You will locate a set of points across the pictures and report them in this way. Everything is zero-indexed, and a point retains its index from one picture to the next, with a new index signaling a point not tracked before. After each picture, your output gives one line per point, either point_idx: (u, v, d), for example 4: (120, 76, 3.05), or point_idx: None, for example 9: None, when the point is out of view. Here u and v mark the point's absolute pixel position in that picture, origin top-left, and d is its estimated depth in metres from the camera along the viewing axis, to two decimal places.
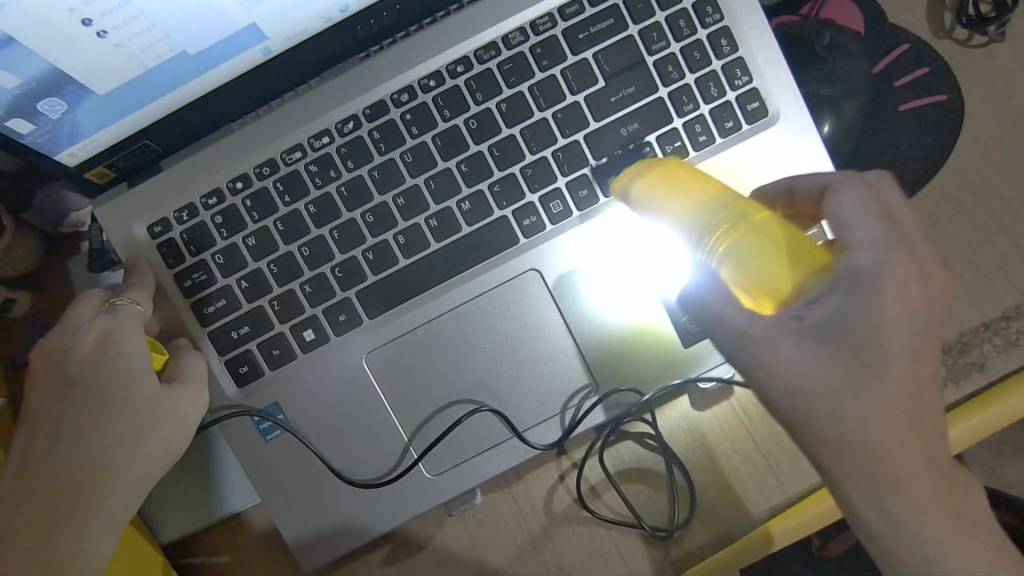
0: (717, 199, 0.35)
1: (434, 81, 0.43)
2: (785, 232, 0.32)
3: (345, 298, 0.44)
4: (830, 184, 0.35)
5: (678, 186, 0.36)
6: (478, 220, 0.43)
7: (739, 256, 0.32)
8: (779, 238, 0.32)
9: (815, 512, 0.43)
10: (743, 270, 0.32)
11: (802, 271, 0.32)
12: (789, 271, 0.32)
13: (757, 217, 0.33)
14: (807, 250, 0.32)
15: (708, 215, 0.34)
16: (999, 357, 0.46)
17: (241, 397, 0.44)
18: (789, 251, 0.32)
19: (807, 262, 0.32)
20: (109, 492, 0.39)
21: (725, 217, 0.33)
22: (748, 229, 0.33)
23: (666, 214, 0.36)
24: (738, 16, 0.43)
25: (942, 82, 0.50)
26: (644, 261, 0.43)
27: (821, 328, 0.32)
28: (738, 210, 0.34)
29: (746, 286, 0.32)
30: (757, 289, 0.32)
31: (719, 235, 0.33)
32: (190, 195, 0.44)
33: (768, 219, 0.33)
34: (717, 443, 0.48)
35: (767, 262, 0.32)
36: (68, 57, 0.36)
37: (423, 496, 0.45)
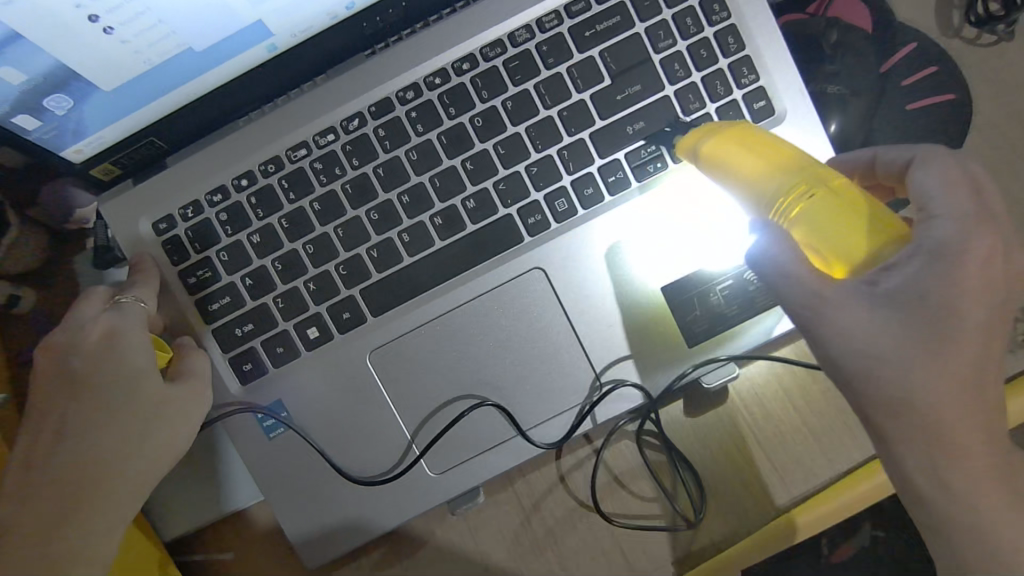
0: (793, 164, 0.34)
1: (439, 79, 0.43)
2: (864, 199, 0.31)
3: (350, 295, 0.44)
4: (916, 157, 0.35)
5: (754, 148, 0.36)
6: (483, 218, 0.43)
7: (812, 220, 0.32)
8: (858, 203, 0.31)
9: (827, 509, 0.44)
10: (815, 235, 0.32)
11: (878, 240, 0.31)
12: (868, 238, 0.31)
13: (835, 183, 0.32)
14: (890, 219, 0.31)
15: (781, 178, 0.34)
16: (1009, 358, 0.47)
17: (245, 394, 0.44)
18: (865, 218, 0.31)
19: (890, 230, 0.31)
20: (113, 489, 0.39)
21: (800, 180, 0.33)
22: (825, 194, 0.32)
23: (734, 178, 0.36)
24: (745, 14, 0.43)
25: (950, 81, 0.50)
26: (674, 243, 0.43)
27: (895, 296, 0.31)
28: (816, 175, 0.33)
29: (818, 250, 0.32)
30: (830, 254, 0.31)
31: (791, 200, 0.32)
32: (195, 192, 0.44)
33: (847, 186, 0.32)
34: (721, 441, 0.47)
35: (840, 228, 0.31)
36: (75, 53, 0.36)
37: (425, 495, 0.45)
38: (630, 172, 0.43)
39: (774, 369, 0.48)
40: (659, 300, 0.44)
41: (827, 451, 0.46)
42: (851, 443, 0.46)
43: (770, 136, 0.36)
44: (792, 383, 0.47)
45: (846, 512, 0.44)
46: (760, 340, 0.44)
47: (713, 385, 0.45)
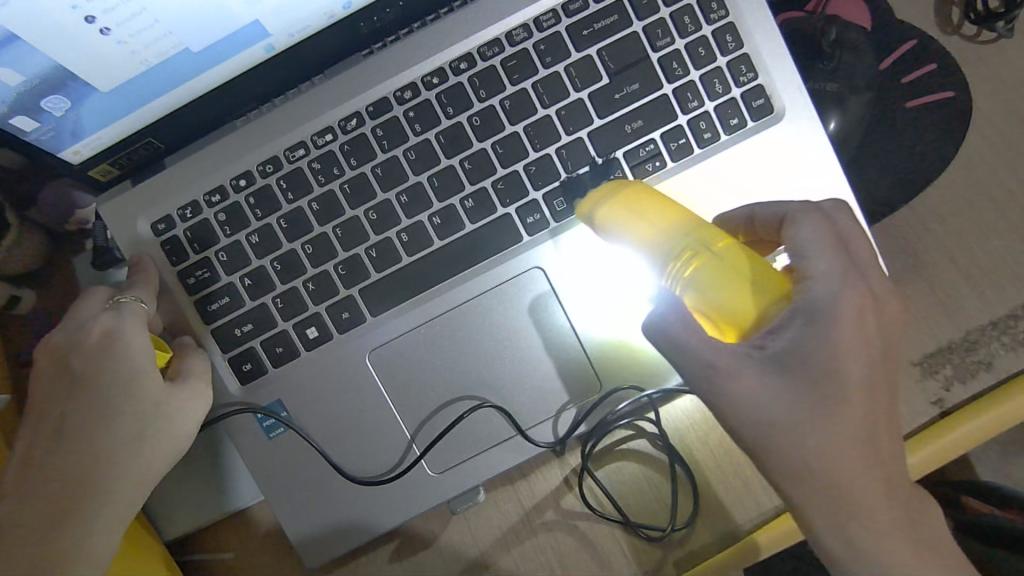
0: (680, 228, 0.35)
1: (437, 78, 0.43)
2: (749, 261, 0.33)
3: (348, 295, 0.44)
4: (789, 214, 0.36)
5: (648, 213, 0.36)
6: (481, 218, 0.43)
7: (700, 287, 0.33)
8: (741, 270, 0.33)
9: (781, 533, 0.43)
10: (706, 297, 0.33)
11: (762, 303, 0.33)
12: (751, 299, 0.33)
13: (718, 247, 0.34)
14: (773, 278, 0.33)
15: (670, 245, 0.35)
16: (1006, 356, 0.45)
17: (244, 394, 0.44)
18: (751, 280, 0.33)
19: (774, 290, 0.33)
20: (111, 490, 0.39)
21: (688, 248, 0.34)
22: (708, 262, 0.33)
23: (631, 236, 0.37)
24: (743, 12, 0.43)
25: (948, 78, 0.50)
26: (623, 276, 0.44)
27: (781, 357, 0.33)
28: (702, 239, 0.34)
29: (708, 311, 0.33)
30: (721, 318, 0.33)
31: (682, 263, 0.34)
32: (193, 193, 0.44)
33: (729, 249, 0.33)
34: (723, 442, 0.47)
35: (729, 290, 0.33)
36: (71, 55, 0.36)
37: (425, 494, 0.45)
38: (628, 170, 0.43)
39: None
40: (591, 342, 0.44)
41: None
42: None
43: (657, 194, 0.37)
44: None
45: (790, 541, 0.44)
46: None
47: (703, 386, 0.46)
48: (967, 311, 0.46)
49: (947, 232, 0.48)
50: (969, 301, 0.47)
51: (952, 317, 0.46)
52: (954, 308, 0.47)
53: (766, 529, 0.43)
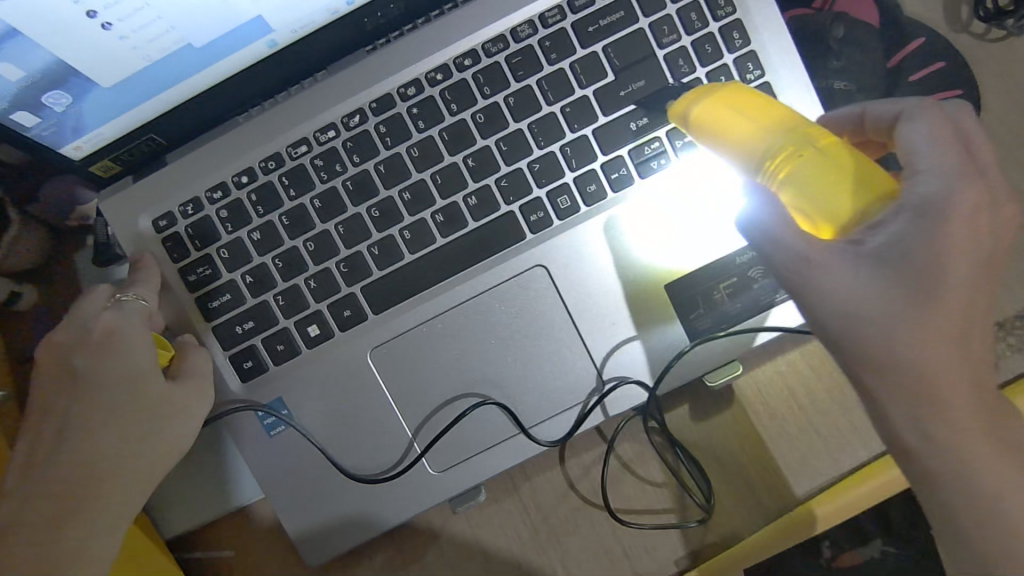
0: (784, 123, 0.33)
1: (441, 74, 0.43)
2: (854, 157, 0.31)
3: (350, 293, 0.43)
4: (903, 111, 0.34)
5: (748, 109, 0.35)
6: (484, 215, 0.43)
7: (799, 183, 0.31)
8: (847, 165, 0.31)
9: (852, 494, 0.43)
10: (805, 195, 0.31)
11: (871, 200, 0.31)
12: (855, 197, 0.31)
13: (826, 143, 0.32)
14: (882, 175, 0.31)
15: (769, 141, 0.33)
16: (1013, 358, 0.46)
17: (246, 392, 0.44)
18: (857, 176, 0.31)
19: (881, 187, 0.31)
20: (115, 489, 0.39)
21: (789, 142, 0.32)
22: (812, 155, 0.32)
23: (723, 142, 0.35)
24: (751, 8, 0.42)
25: (959, 75, 0.49)
26: (645, 254, 0.43)
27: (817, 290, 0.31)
28: (805, 135, 0.32)
29: (807, 211, 0.32)
30: (820, 216, 0.31)
31: (778, 164, 0.32)
32: (195, 189, 0.44)
33: (836, 145, 0.31)
34: (727, 441, 0.47)
35: (829, 188, 0.31)
36: (72, 50, 0.35)
37: (427, 494, 0.45)
38: (632, 169, 0.42)
39: (778, 368, 0.47)
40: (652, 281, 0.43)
41: (833, 450, 0.46)
42: (857, 443, 0.46)
43: (756, 95, 0.36)
44: (797, 384, 0.47)
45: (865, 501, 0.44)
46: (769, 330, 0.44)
47: (716, 384, 0.45)
48: None
49: None
50: None
51: None
52: None
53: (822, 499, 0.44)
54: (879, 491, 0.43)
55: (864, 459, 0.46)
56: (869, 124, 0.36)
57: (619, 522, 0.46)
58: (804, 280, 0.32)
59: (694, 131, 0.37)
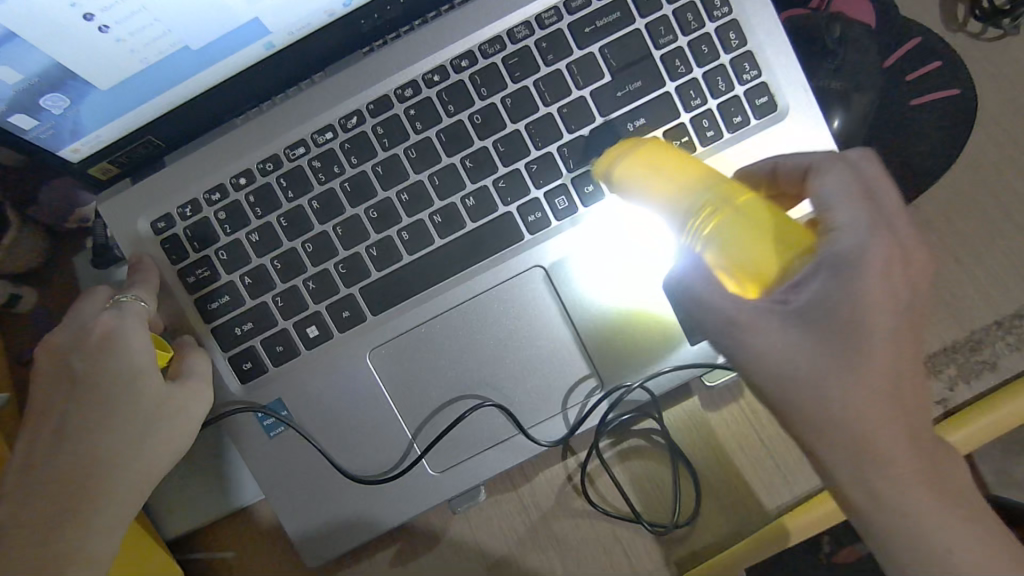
0: (702, 182, 0.34)
1: (438, 76, 0.43)
2: (772, 214, 0.31)
3: (349, 294, 0.43)
4: (814, 164, 0.34)
5: (667, 169, 0.35)
6: (482, 216, 0.43)
7: (721, 241, 0.31)
8: (765, 222, 0.31)
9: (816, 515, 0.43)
10: (727, 251, 0.31)
11: (788, 257, 0.31)
12: (773, 254, 0.31)
13: (742, 200, 0.32)
14: (798, 232, 0.31)
15: (690, 200, 0.33)
16: (1012, 356, 0.45)
17: (245, 393, 0.44)
18: (775, 233, 0.31)
19: (798, 244, 0.31)
20: (111, 491, 0.39)
21: (708, 200, 0.33)
22: (731, 213, 0.32)
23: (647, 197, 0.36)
24: (747, 9, 0.42)
25: (955, 74, 0.49)
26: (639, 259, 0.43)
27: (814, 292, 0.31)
28: (724, 194, 0.33)
29: (732, 268, 0.31)
30: (742, 273, 0.31)
31: (703, 218, 0.32)
32: (193, 191, 0.44)
33: (752, 202, 0.32)
34: (724, 441, 0.47)
35: (750, 244, 0.31)
36: (69, 53, 0.35)
37: (426, 494, 0.45)
38: None
39: None
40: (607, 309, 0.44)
41: None
42: None
43: (676, 152, 0.36)
44: None
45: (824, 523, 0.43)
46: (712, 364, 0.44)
47: (715, 383, 0.46)
48: (971, 310, 0.46)
49: (952, 233, 0.47)
50: (973, 300, 0.46)
51: (956, 316, 0.46)
52: (959, 307, 0.46)
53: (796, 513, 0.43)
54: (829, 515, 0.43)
55: None
56: (781, 178, 0.36)
57: (583, 495, 0.47)
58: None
59: (620, 191, 0.38)
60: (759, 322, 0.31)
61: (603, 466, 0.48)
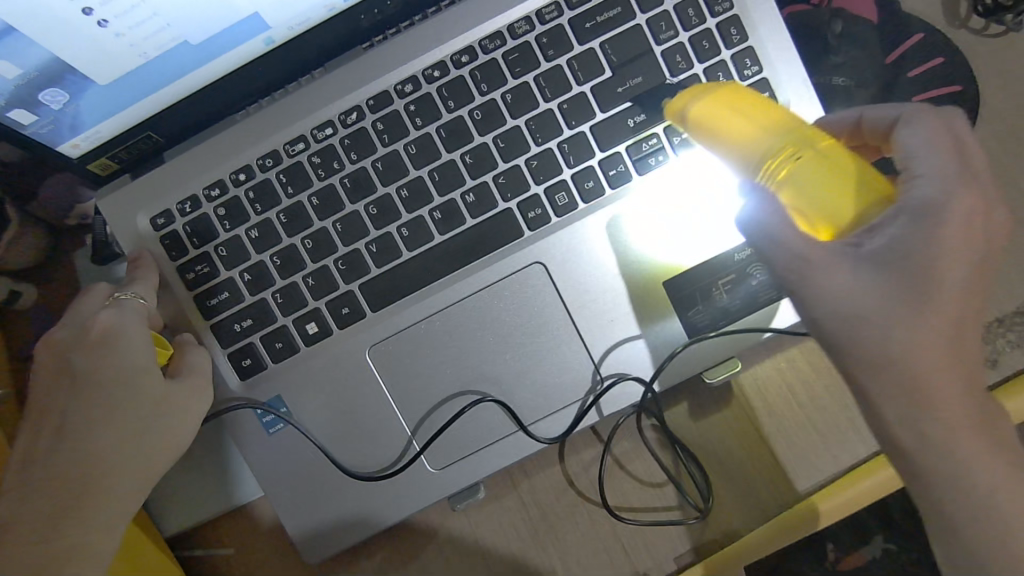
0: (782, 124, 0.34)
1: (438, 71, 0.43)
2: (852, 159, 0.32)
3: (349, 291, 0.43)
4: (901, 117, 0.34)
5: (746, 109, 0.35)
6: (482, 212, 0.43)
7: (800, 182, 0.31)
8: (846, 166, 0.31)
9: (856, 493, 0.43)
10: (806, 194, 0.31)
11: (865, 202, 0.31)
12: (851, 198, 0.31)
13: (825, 144, 0.32)
14: (877, 178, 0.32)
15: (770, 141, 0.33)
16: (1013, 353, 0.45)
17: (244, 389, 0.44)
18: (855, 178, 0.31)
19: (877, 192, 0.31)
20: (111, 488, 0.39)
21: (789, 142, 0.32)
22: (813, 155, 0.32)
23: (722, 140, 0.35)
24: (748, 5, 0.42)
25: (959, 71, 0.49)
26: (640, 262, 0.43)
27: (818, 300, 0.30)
28: (804, 136, 0.33)
29: (809, 211, 0.31)
30: (818, 216, 0.31)
31: (780, 160, 0.32)
32: (192, 187, 0.43)
33: (834, 147, 0.32)
34: (726, 439, 0.47)
35: (827, 187, 0.31)
36: (69, 47, 0.35)
37: (426, 491, 0.45)
38: (630, 165, 0.42)
39: (776, 365, 0.47)
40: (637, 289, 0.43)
41: (831, 447, 0.46)
42: (857, 440, 0.46)
43: (756, 96, 0.35)
44: (795, 381, 0.47)
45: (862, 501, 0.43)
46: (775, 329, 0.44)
47: (715, 381, 0.45)
48: None
49: None
50: None
51: None
52: None
53: (828, 494, 0.43)
54: (882, 486, 0.43)
55: (863, 457, 0.45)
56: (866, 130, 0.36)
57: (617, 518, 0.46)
58: (802, 278, 0.32)
59: (691, 129, 0.37)
60: (824, 259, 0.31)
61: (608, 462, 0.48)
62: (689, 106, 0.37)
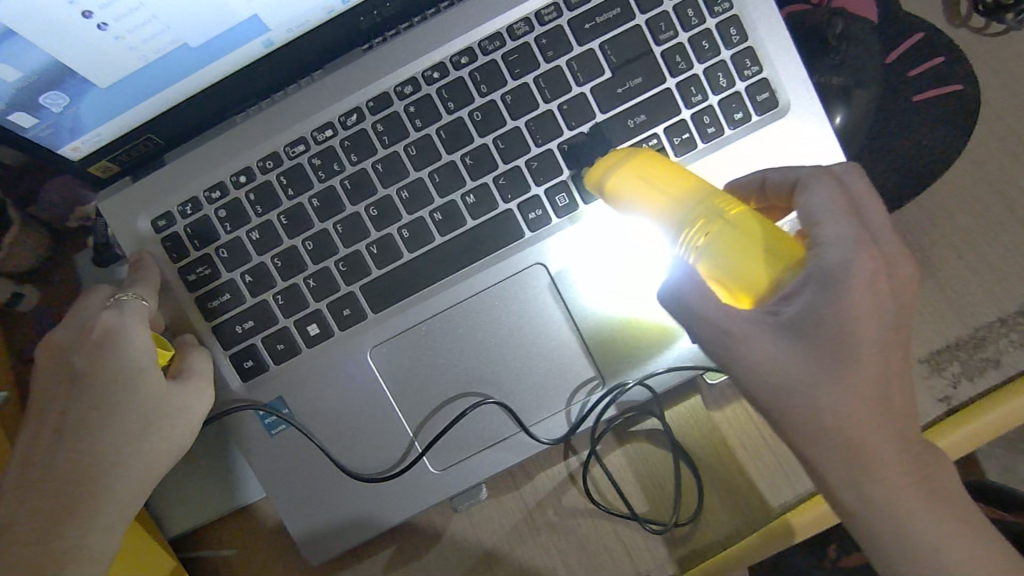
0: (693, 195, 0.35)
1: (438, 73, 0.43)
2: (761, 226, 0.32)
3: (349, 292, 0.43)
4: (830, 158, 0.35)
5: (656, 183, 0.36)
6: (482, 213, 0.43)
7: (715, 254, 0.32)
8: (757, 236, 0.32)
9: (821, 515, 0.41)
10: (720, 264, 0.32)
11: (777, 271, 0.32)
12: (764, 265, 0.32)
13: (734, 212, 0.33)
14: (789, 244, 0.32)
15: (683, 213, 0.34)
16: (1016, 353, 0.45)
17: (246, 391, 0.44)
18: (766, 245, 0.32)
19: (788, 256, 0.32)
20: (112, 490, 0.39)
21: (701, 214, 0.34)
22: (723, 227, 0.33)
23: (644, 210, 0.36)
24: (749, 5, 0.42)
25: (956, 71, 0.49)
26: (624, 278, 0.43)
27: None
28: (714, 205, 0.34)
29: (725, 280, 0.32)
30: (735, 284, 0.32)
31: (696, 231, 0.33)
32: (193, 189, 0.44)
33: (743, 214, 0.33)
34: (727, 440, 0.47)
35: (742, 256, 0.32)
36: (68, 50, 0.35)
37: (428, 491, 0.45)
38: None
39: None
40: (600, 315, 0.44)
41: None
42: None
43: (670, 163, 0.37)
44: None
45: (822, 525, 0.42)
46: None
47: (716, 381, 0.46)
48: (974, 306, 0.46)
49: (954, 229, 0.47)
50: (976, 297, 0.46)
51: (958, 313, 0.46)
52: (962, 304, 0.46)
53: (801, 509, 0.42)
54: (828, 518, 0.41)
55: None
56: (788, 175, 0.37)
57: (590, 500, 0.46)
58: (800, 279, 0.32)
59: (610, 200, 0.38)
60: (747, 329, 0.32)
61: (610, 461, 0.48)
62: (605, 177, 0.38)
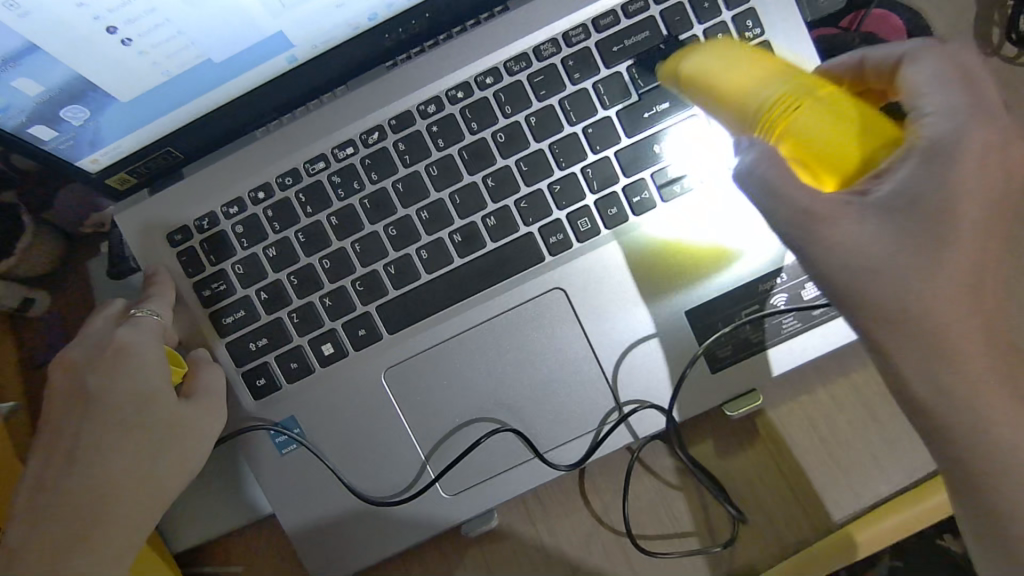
0: (778, 73, 0.33)
1: (462, 92, 0.42)
2: (854, 106, 0.31)
3: (365, 312, 0.43)
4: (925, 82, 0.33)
5: (736, 63, 0.34)
6: (503, 236, 0.42)
7: (804, 134, 0.30)
8: (849, 111, 0.30)
9: (897, 522, 0.42)
10: (810, 141, 0.30)
11: (878, 149, 0.30)
12: (860, 144, 0.30)
13: (826, 92, 0.31)
14: (887, 126, 0.30)
15: (769, 87, 0.32)
16: None
17: (258, 409, 0.44)
18: (861, 126, 0.30)
19: (888, 138, 0.30)
20: (120, 513, 0.38)
21: (787, 91, 0.32)
22: (813, 104, 0.31)
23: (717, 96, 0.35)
24: (779, 32, 0.41)
25: None
26: (683, 241, 0.42)
27: None
28: (803, 85, 0.32)
29: (812, 160, 0.31)
30: (825, 164, 0.30)
31: (781, 109, 0.31)
32: (211, 203, 0.43)
33: (837, 94, 0.31)
34: (747, 470, 0.46)
35: (834, 131, 0.30)
36: (92, 65, 0.35)
37: (440, 516, 0.45)
38: (655, 192, 0.42)
39: (798, 398, 0.46)
40: (654, 280, 0.42)
41: (853, 483, 0.45)
42: (880, 478, 0.45)
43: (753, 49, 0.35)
44: (818, 415, 0.46)
45: (908, 529, 0.42)
46: (792, 362, 0.43)
47: (736, 414, 0.44)
48: None
49: None
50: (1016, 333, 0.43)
51: None
52: None
53: (867, 524, 0.42)
54: (931, 513, 0.42)
55: (887, 495, 0.45)
56: None
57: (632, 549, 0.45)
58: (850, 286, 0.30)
59: (685, 88, 0.37)
60: None
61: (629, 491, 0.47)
62: (681, 67, 0.37)
